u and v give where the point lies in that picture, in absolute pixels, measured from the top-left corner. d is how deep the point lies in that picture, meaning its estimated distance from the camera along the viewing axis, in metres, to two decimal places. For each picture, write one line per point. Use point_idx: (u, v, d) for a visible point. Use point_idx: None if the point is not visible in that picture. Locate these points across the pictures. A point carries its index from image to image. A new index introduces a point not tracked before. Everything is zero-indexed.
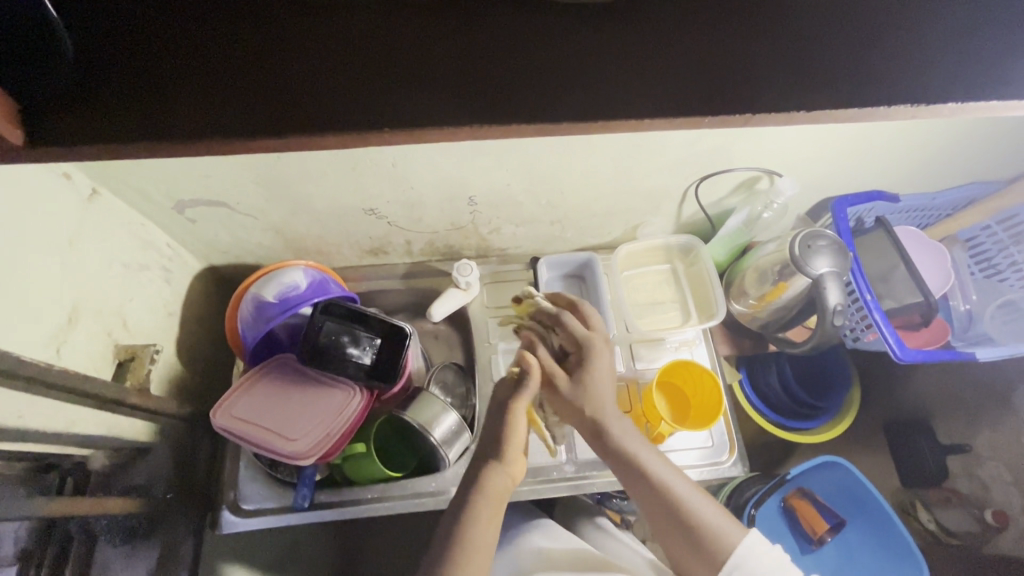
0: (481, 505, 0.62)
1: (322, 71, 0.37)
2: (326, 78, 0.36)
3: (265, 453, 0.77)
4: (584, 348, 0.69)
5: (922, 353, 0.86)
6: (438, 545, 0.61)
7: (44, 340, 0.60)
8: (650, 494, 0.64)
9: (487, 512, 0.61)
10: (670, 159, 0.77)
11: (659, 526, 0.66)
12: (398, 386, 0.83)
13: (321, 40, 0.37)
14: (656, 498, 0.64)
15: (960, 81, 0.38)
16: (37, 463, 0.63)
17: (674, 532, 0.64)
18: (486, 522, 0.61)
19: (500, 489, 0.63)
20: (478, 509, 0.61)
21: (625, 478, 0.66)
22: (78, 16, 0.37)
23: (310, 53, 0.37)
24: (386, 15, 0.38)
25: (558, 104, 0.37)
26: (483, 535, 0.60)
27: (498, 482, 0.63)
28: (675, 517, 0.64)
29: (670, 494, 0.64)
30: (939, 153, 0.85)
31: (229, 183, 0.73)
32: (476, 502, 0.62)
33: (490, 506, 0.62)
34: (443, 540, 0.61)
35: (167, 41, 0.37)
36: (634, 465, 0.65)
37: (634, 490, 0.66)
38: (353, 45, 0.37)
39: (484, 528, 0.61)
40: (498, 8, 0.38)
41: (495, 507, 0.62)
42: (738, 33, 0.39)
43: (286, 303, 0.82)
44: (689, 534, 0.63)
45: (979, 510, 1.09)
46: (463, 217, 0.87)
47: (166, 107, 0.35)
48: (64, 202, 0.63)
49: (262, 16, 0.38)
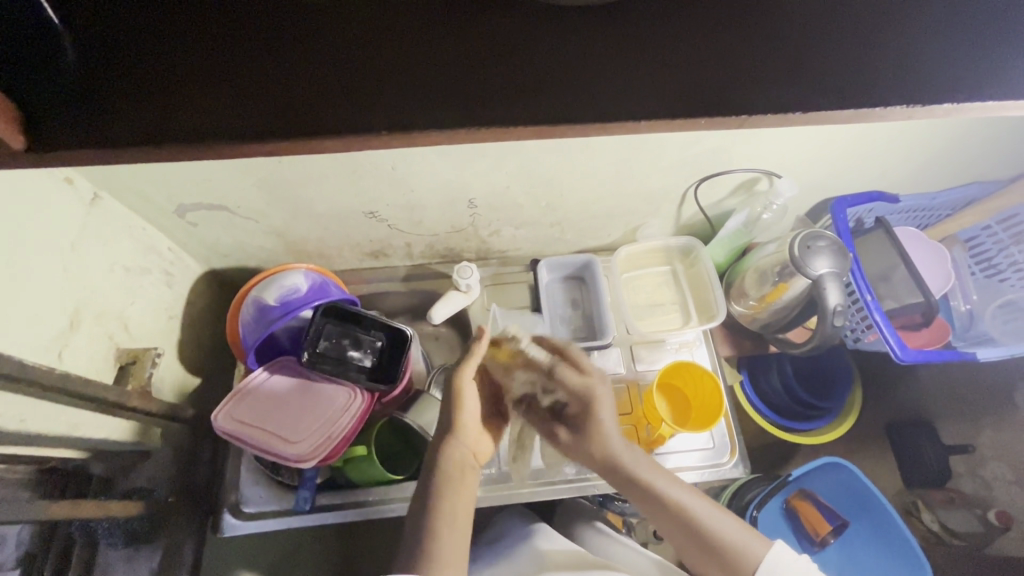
0: (445, 479, 0.64)
1: (330, 68, 0.37)
2: (332, 75, 0.37)
3: (267, 455, 0.78)
4: (586, 398, 0.70)
5: (922, 354, 0.86)
6: (412, 527, 0.62)
7: (45, 344, 0.61)
8: (665, 511, 0.64)
9: (455, 491, 0.63)
10: (669, 161, 0.78)
11: (679, 544, 0.66)
12: (399, 389, 0.83)
13: (328, 37, 0.38)
14: (672, 515, 0.64)
15: (955, 82, 0.38)
16: (38, 467, 0.64)
17: (691, 546, 0.64)
18: (454, 498, 0.63)
19: (456, 463, 0.65)
20: (441, 486, 0.63)
21: (641, 503, 0.67)
22: (78, 19, 0.37)
23: (316, 48, 0.38)
24: (390, 13, 0.39)
25: (557, 108, 0.37)
26: (451, 508, 0.62)
27: (456, 456, 0.66)
28: (690, 532, 0.63)
29: (681, 507, 0.64)
30: (937, 152, 0.85)
31: (230, 186, 0.73)
32: (440, 478, 0.64)
33: (456, 485, 0.64)
34: (415, 520, 0.62)
35: (168, 40, 0.37)
36: (646, 486, 0.65)
37: (651, 511, 0.66)
38: (360, 38, 0.38)
39: (453, 509, 0.62)
40: (490, 11, 0.39)
41: (458, 483, 0.64)
42: (735, 35, 0.39)
43: (287, 306, 0.82)
44: (706, 548, 0.63)
45: (981, 510, 1.09)
46: (462, 220, 0.87)
47: (171, 109, 0.36)
48: (65, 207, 0.63)
49: (268, 11, 0.38)
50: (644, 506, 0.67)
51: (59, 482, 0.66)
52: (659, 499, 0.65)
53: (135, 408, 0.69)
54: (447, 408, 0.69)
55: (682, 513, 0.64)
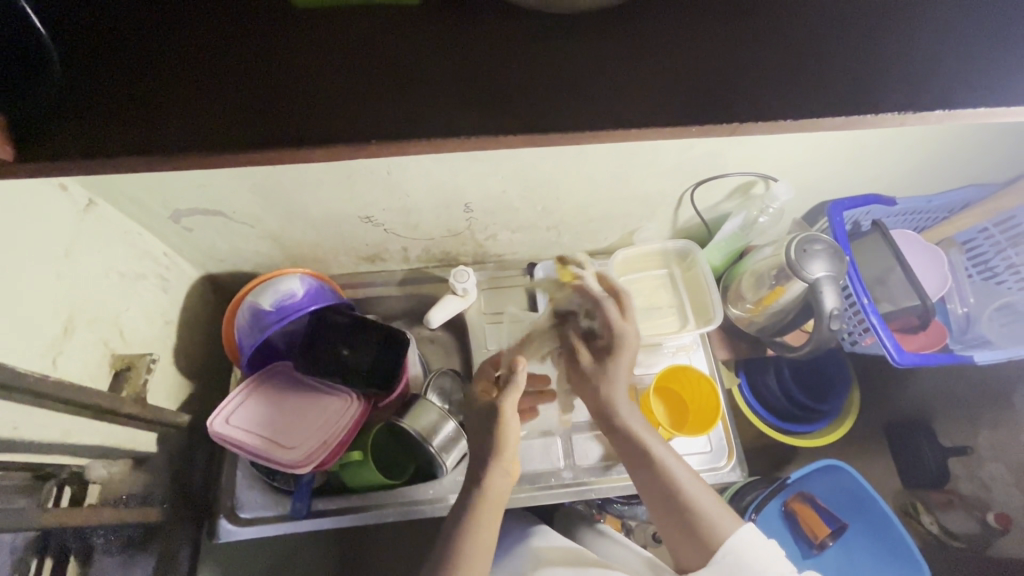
0: (483, 510, 0.64)
1: (326, 75, 0.38)
2: (329, 82, 0.37)
3: (263, 462, 0.77)
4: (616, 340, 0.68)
5: (918, 357, 0.86)
6: (436, 556, 0.63)
7: (39, 352, 0.60)
8: (650, 476, 0.65)
9: (482, 517, 0.63)
10: (664, 164, 0.78)
11: (655, 514, 0.67)
12: (395, 394, 0.83)
13: (324, 48, 0.38)
14: (656, 483, 0.65)
15: (943, 89, 0.38)
16: (34, 474, 0.62)
17: (666, 514, 0.65)
18: (483, 524, 0.63)
19: (497, 493, 0.65)
20: (476, 520, 0.63)
21: (628, 463, 0.67)
22: (67, 32, 0.38)
23: (311, 57, 0.38)
24: (386, 25, 0.39)
25: (543, 115, 0.37)
26: (479, 542, 0.62)
27: (498, 486, 0.65)
28: (672, 501, 0.64)
29: (668, 478, 0.64)
30: (934, 155, 0.85)
31: (225, 192, 0.73)
32: (475, 510, 0.64)
33: (491, 513, 0.64)
34: (442, 549, 0.63)
35: (157, 52, 0.38)
36: (638, 445, 0.66)
37: (636, 472, 0.67)
38: (356, 48, 0.39)
39: (482, 534, 0.63)
40: (475, 25, 0.40)
41: (493, 512, 0.64)
42: (720, 43, 0.39)
43: (283, 312, 0.81)
44: (681, 516, 0.64)
45: (981, 512, 1.09)
46: (458, 224, 0.87)
47: (158, 118, 0.36)
48: (59, 214, 0.63)
49: (264, 22, 0.39)
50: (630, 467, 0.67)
51: (54, 488, 0.65)
52: (647, 465, 0.65)
53: (129, 413, 0.69)
54: (485, 432, 0.68)
55: (665, 483, 0.64)
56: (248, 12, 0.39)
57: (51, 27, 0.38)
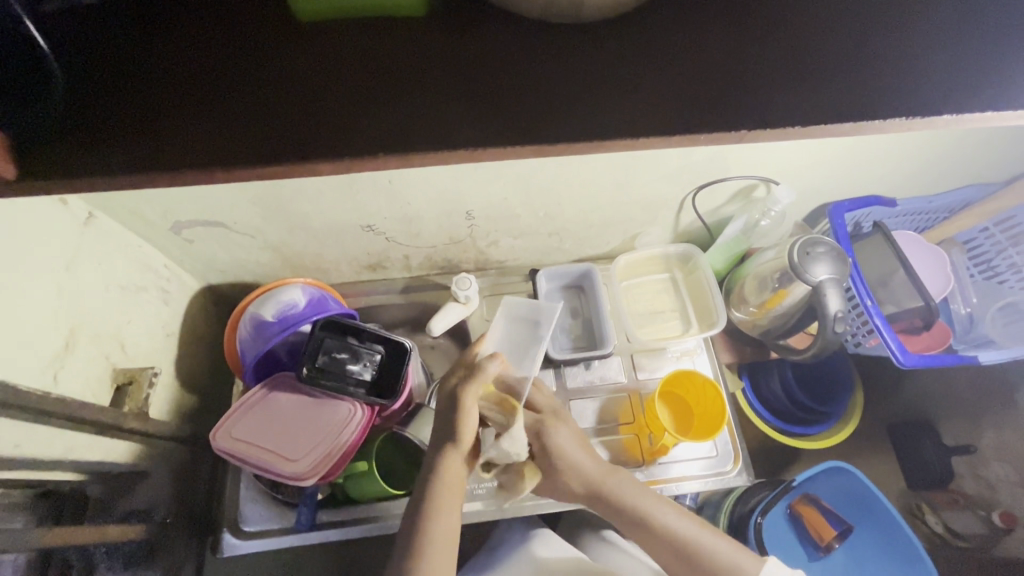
0: (442, 495, 0.62)
1: (338, 92, 0.38)
2: (335, 103, 0.38)
3: (267, 475, 0.77)
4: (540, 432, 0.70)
5: (923, 359, 0.85)
6: (400, 543, 0.60)
7: (38, 368, 0.60)
8: (659, 538, 0.66)
9: (439, 506, 0.61)
10: (664, 170, 0.78)
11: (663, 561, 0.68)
12: (398, 403, 0.82)
13: (331, 71, 0.39)
14: (667, 542, 0.66)
15: (953, 93, 0.37)
16: (34, 491, 0.61)
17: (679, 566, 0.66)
18: (442, 512, 0.61)
19: (454, 479, 0.63)
20: (437, 497, 0.62)
21: (632, 533, 0.68)
22: (74, 62, 0.39)
23: (320, 75, 0.39)
24: (394, 40, 0.40)
25: (548, 123, 0.37)
26: (444, 525, 0.60)
27: (451, 470, 0.63)
28: (683, 554, 0.66)
29: (667, 530, 0.66)
30: (934, 158, 0.85)
31: (226, 204, 0.72)
32: (438, 492, 0.62)
33: (449, 500, 0.62)
34: (406, 535, 0.61)
35: (168, 78, 0.38)
36: (647, 515, 0.67)
37: (638, 536, 0.68)
38: (363, 64, 0.39)
39: (443, 518, 0.61)
40: (481, 35, 0.40)
41: (450, 494, 0.62)
42: (732, 49, 0.40)
43: (285, 322, 0.80)
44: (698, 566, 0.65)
45: (985, 512, 1.08)
46: (460, 231, 0.87)
47: (162, 141, 0.36)
48: (59, 227, 0.62)
49: (269, 48, 0.40)
50: (639, 538, 0.68)
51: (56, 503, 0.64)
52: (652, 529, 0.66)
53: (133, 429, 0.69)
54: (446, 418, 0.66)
55: (675, 540, 0.66)
56: (258, 33, 0.40)
57: (62, 58, 0.39)
